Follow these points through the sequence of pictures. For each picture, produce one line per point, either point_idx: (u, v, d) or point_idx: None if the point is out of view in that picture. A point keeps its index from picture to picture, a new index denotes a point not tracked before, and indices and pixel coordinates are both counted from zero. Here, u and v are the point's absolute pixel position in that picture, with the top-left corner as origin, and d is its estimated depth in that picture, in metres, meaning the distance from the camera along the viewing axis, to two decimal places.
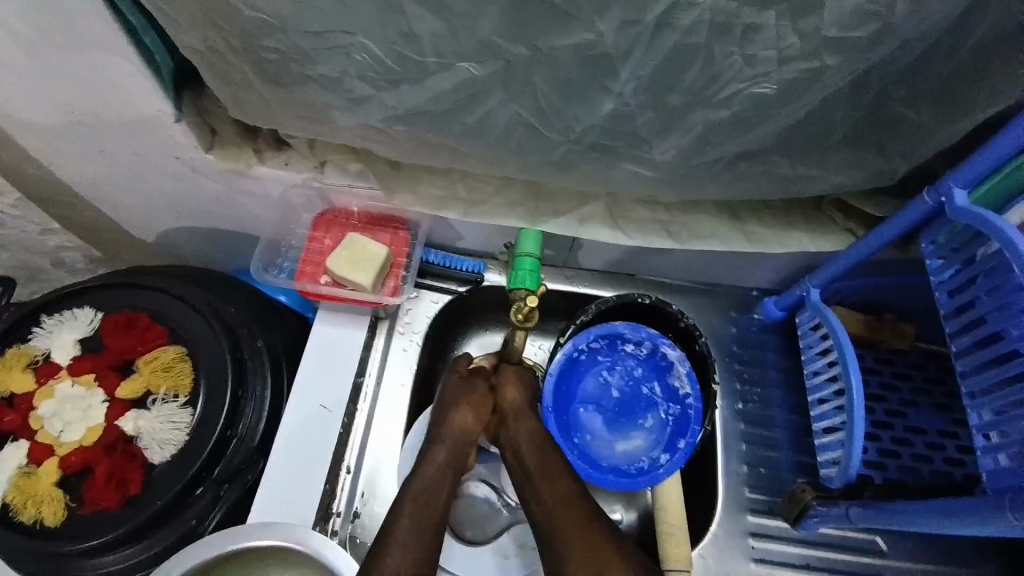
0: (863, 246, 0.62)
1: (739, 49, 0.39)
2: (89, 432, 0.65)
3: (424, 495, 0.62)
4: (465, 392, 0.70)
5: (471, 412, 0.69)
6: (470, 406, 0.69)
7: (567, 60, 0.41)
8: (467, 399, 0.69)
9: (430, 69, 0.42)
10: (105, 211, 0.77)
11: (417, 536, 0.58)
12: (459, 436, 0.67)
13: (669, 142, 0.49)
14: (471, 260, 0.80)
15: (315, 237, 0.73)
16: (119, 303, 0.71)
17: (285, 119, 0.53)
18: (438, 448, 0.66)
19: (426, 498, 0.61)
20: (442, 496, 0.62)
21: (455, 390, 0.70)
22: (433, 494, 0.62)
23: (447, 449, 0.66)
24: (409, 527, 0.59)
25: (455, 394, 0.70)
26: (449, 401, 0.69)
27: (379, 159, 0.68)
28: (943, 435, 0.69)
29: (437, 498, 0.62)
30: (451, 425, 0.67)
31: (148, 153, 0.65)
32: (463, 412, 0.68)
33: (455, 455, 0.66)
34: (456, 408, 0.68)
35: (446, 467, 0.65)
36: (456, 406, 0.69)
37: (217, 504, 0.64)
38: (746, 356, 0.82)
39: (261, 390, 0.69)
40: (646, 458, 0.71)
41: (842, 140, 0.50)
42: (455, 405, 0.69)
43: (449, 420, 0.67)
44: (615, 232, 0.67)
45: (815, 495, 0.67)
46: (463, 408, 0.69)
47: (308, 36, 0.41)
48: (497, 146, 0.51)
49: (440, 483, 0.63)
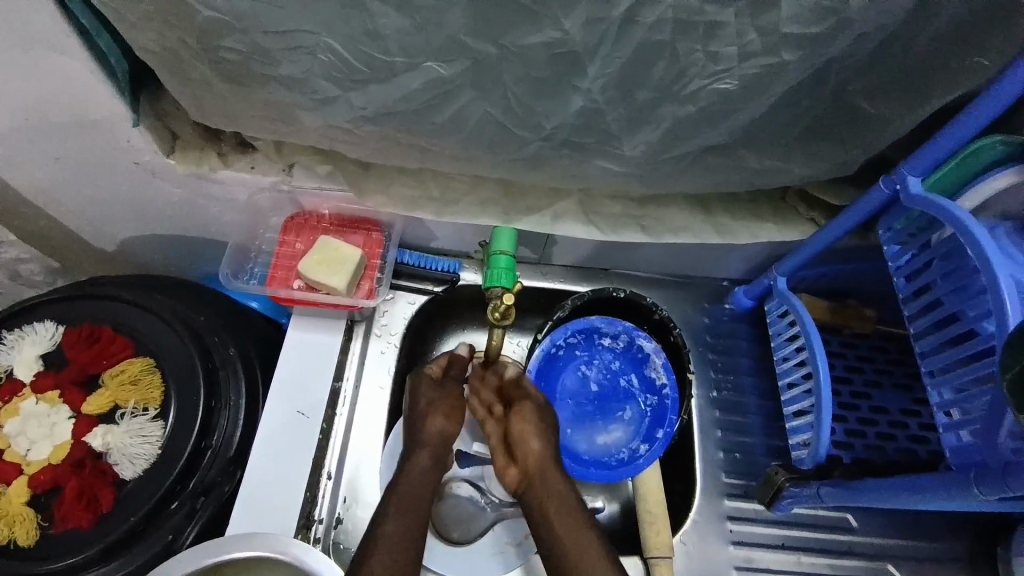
0: (825, 236, 0.64)
1: (703, 45, 0.40)
2: (56, 450, 0.63)
3: (409, 496, 0.61)
4: (442, 396, 0.68)
5: (448, 416, 0.67)
6: (445, 409, 0.67)
7: (534, 59, 0.41)
8: (443, 403, 0.67)
9: (398, 69, 0.42)
10: (63, 220, 0.75)
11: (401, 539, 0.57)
12: (437, 440, 0.65)
13: (640, 136, 0.49)
14: (446, 260, 0.79)
15: (286, 241, 0.72)
16: (82, 315, 0.69)
17: (250, 122, 0.52)
18: (420, 453, 0.64)
19: (412, 500, 0.60)
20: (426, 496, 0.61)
21: (431, 395, 0.68)
22: (417, 496, 0.61)
23: (428, 450, 0.64)
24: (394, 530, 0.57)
25: (432, 398, 0.67)
26: (426, 405, 0.67)
27: (349, 160, 0.68)
28: (906, 413, 0.72)
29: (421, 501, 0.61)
30: (432, 430, 0.65)
31: (107, 158, 0.63)
32: (443, 416, 0.66)
33: (437, 457, 0.64)
34: (435, 413, 0.66)
35: (430, 469, 0.63)
36: (434, 411, 0.67)
37: (194, 516, 0.63)
38: (719, 346, 0.84)
39: (234, 400, 0.67)
40: (626, 449, 0.72)
41: (802, 130, 0.52)
42: (431, 409, 0.67)
43: (428, 424, 0.66)
44: (588, 228, 0.68)
45: (789, 476, 0.68)
46: (438, 412, 0.66)
47: (270, 35, 0.40)
48: (468, 145, 0.51)
49: (423, 484, 0.62)
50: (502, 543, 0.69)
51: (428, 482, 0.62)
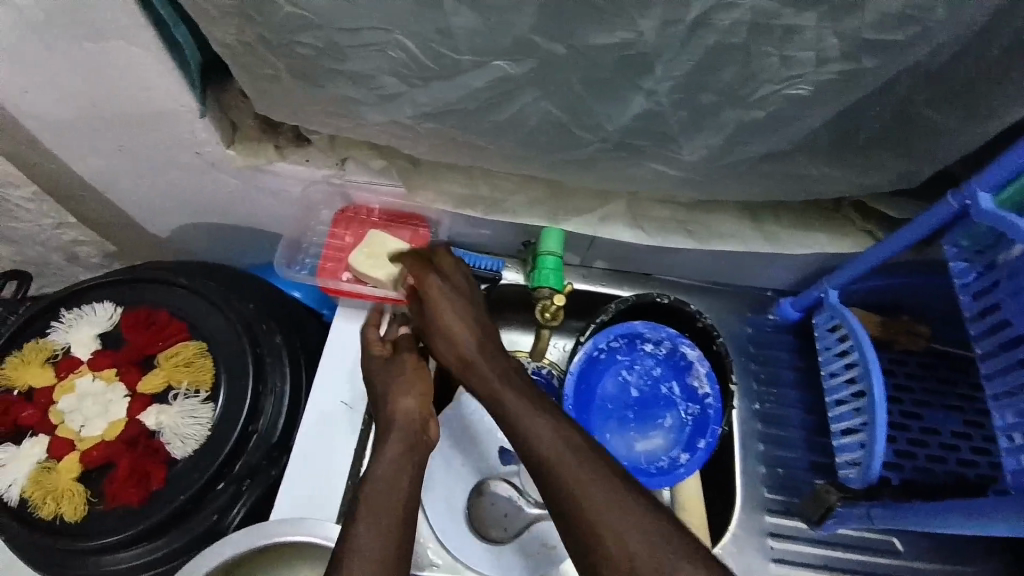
0: (880, 252, 0.63)
1: (777, 49, 0.39)
2: (110, 427, 0.66)
3: (379, 492, 0.58)
4: (400, 375, 0.67)
5: (412, 394, 0.65)
6: (406, 390, 0.66)
7: (602, 59, 0.40)
8: (402, 382, 0.66)
9: (464, 66, 0.42)
10: (123, 207, 0.78)
11: (381, 539, 0.54)
12: (407, 423, 0.64)
13: (700, 140, 0.48)
14: (490, 258, 0.78)
15: (336, 233, 0.73)
16: (139, 298, 0.71)
17: (311, 116, 0.53)
18: (389, 443, 0.62)
19: (382, 498, 0.57)
20: (401, 488, 0.59)
21: (388, 378, 0.67)
22: (389, 490, 0.58)
23: (396, 439, 0.62)
24: (370, 533, 0.54)
25: (388, 380, 0.67)
26: (386, 391, 0.66)
27: (401, 157, 0.69)
28: (957, 436, 0.70)
29: (398, 494, 0.58)
30: (397, 412, 0.64)
31: (168, 147, 0.65)
32: (405, 396, 0.65)
33: (406, 443, 0.62)
34: (397, 396, 0.65)
35: (401, 457, 0.61)
36: (394, 393, 0.65)
37: (239, 499, 0.65)
38: (761, 356, 0.82)
39: (280, 386, 0.69)
40: (666, 457, 0.71)
41: (867, 138, 0.50)
42: (393, 394, 0.65)
43: (394, 408, 0.64)
44: (635, 231, 0.67)
45: (840, 496, 0.68)
46: (401, 395, 0.65)
47: (344, 33, 0.41)
48: (523, 144, 0.51)
49: (396, 476, 0.60)
50: (538, 545, 0.68)
51: (400, 474, 0.60)
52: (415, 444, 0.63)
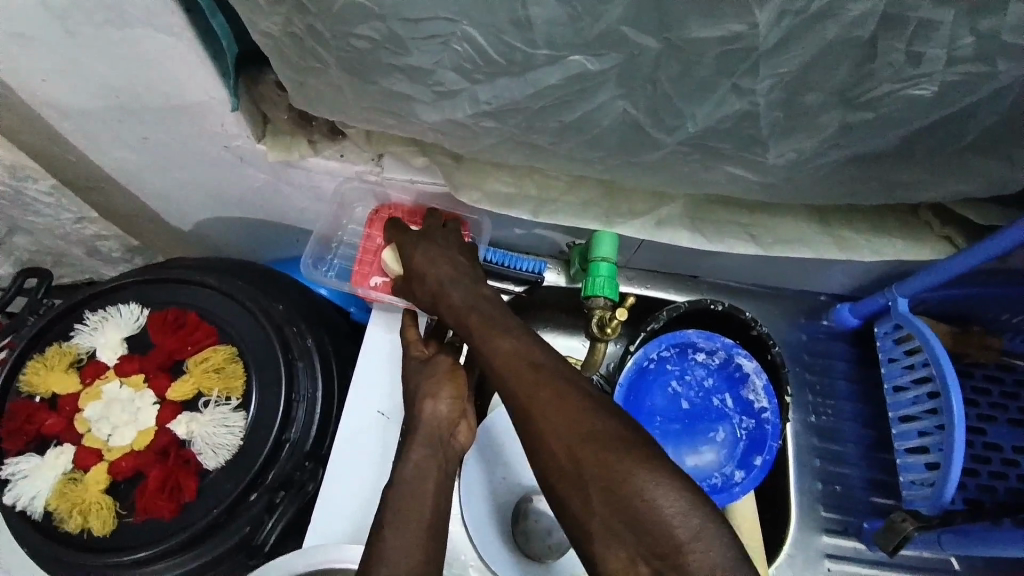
0: (963, 262, 0.58)
1: (905, 46, 0.34)
2: (139, 436, 0.63)
3: (407, 492, 0.54)
4: (432, 374, 0.63)
5: (445, 397, 0.61)
6: (438, 389, 0.61)
7: (700, 55, 0.36)
8: (432, 380, 0.62)
9: (538, 62, 0.38)
10: (145, 199, 0.74)
11: (405, 542, 0.50)
12: (436, 425, 0.59)
13: (789, 143, 0.43)
14: (531, 260, 0.73)
15: (370, 235, 0.69)
16: (165, 299, 0.68)
17: (356, 112, 0.48)
18: (415, 445, 0.57)
19: (411, 500, 0.53)
20: (429, 491, 0.55)
21: (417, 377, 0.63)
22: (418, 491, 0.54)
23: (422, 442, 0.58)
24: (393, 535, 0.50)
25: (419, 379, 0.63)
26: (416, 389, 0.62)
27: (442, 152, 0.62)
28: (1019, 452, 0.67)
29: (423, 498, 0.54)
30: (424, 415, 0.60)
31: (196, 140, 0.61)
32: (432, 398, 0.61)
33: (434, 447, 0.58)
34: (426, 397, 0.61)
35: (427, 460, 0.57)
36: (423, 394, 0.61)
37: (275, 510, 0.62)
38: (815, 365, 0.78)
39: (312, 393, 0.65)
40: (718, 474, 0.67)
41: (973, 144, 0.45)
42: (423, 395, 0.61)
43: (423, 410, 0.60)
44: (694, 236, 0.63)
45: (918, 526, 0.62)
46: (430, 397, 0.61)
47: (406, 23, 0.36)
48: (592, 145, 0.46)
49: (423, 479, 0.55)
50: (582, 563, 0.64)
51: (426, 477, 0.55)
52: (443, 448, 0.58)
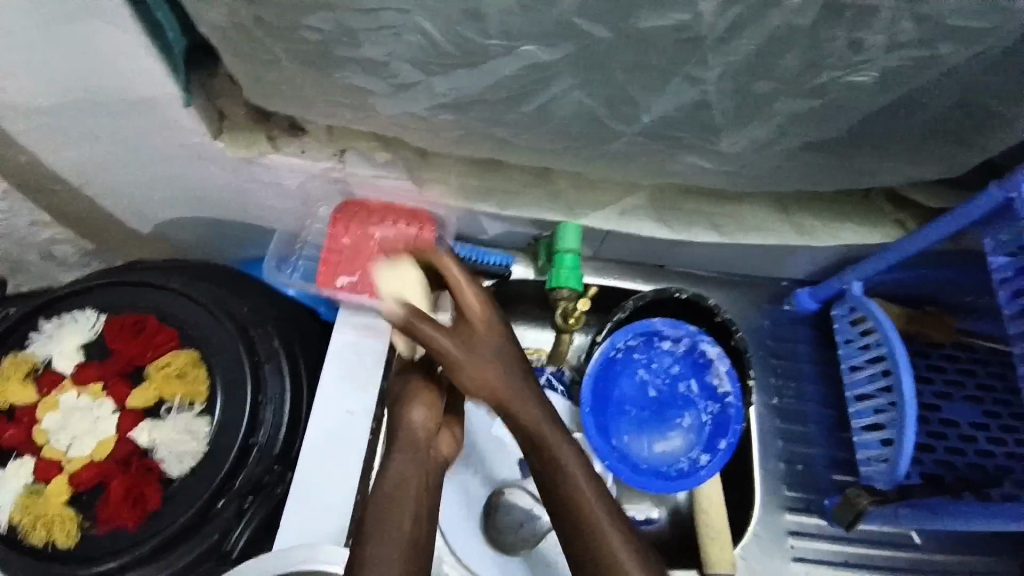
0: (913, 245, 0.60)
1: (847, 33, 0.35)
2: (99, 446, 0.61)
3: (388, 505, 0.52)
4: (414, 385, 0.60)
5: (426, 411, 0.59)
6: (423, 404, 0.59)
7: (652, 45, 0.36)
8: (417, 395, 0.60)
9: (491, 53, 0.38)
10: (107, 203, 0.72)
11: (393, 550, 0.50)
12: (417, 440, 0.58)
13: (743, 133, 0.44)
14: (497, 253, 0.75)
15: (332, 233, 0.67)
16: (124, 303, 0.66)
17: (312, 104, 0.47)
18: (398, 454, 0.56)
19: (394, 510, 0.52)
20: (410, 504, 0.53)
21: (400, 386, 0.61)
22: (399, 502, 0.53)
23: (403, 452, 0.56)
24: (380, 543, 0.50)
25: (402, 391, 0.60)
26: (399, 398, 0.60)
27: (406, 147, 0.63)
28: (976, 427, 0.69)
29: (405, 502, 0.53)
30: (406, 425, 0.58)
31: (152, 139, 0.59)
32: (415, 408, 0.59)
33: (418, 462, 0.56)
34: (410, 404, 0.59)
35: (411, 474, 0.55)
36: (406, 403, 0.59)
37: (244, 517, 0.61)
38: (780, 350, 0.80)
39: (279, 395, 0.64)
40: (685, 458, 0.69)
41: (920, 131, 0.46)
42: (406, 403, 0.59)
43: (408, 419, 0.58)
44: (658, 226, 0.64)
45: (872, 500, 0.67)
46: (414, 407, 0.59)
47: (356, 14, 0.36)
48: (553, 137, 0.47)
49: (406, 492, 0.54)
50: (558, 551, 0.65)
51: (410, 487, 0.54)
52: (423, 454, 0.57)
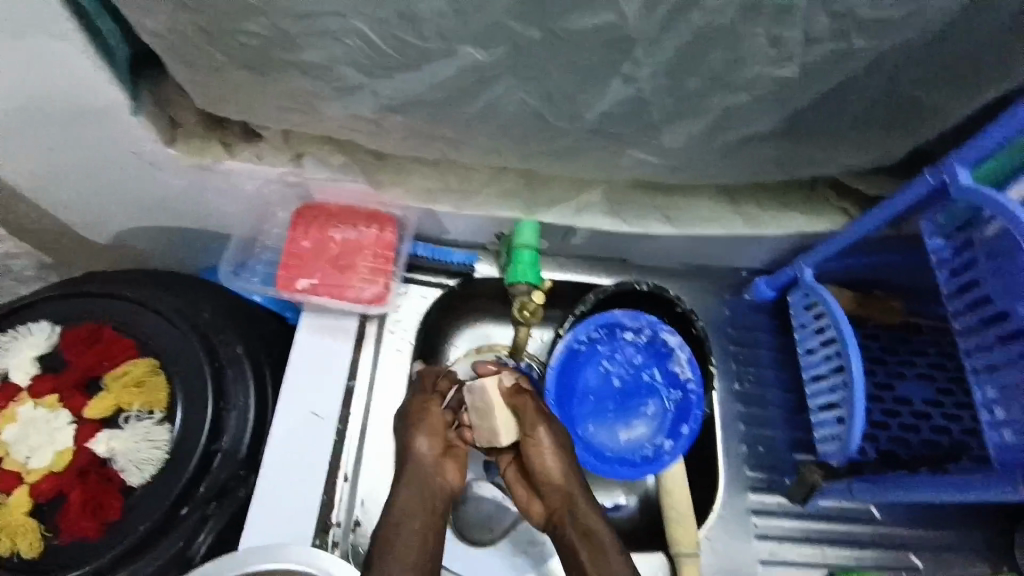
0: (856, 231, 0.62)
1: (766, 30, 0.37)
2: (59, 457, 0.60)
3: (396, 524, 0.57)
4: (428, 416, 0.64)
5: (434, 438, 0.63)
6: (434, 433, 0.63)
7: (583, 44, 0.37)
8: (430, 424, 0.63)
9: (430, 55, 0.39)
10: (63, 215, 0.70)
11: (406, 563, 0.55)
12: (427, 468, 0.61)
13: (682, 128, 0.46)
14: (463, 252, 0.77)
15: (293, 237, 0.68)
16: (81, 314, 0.65)
17: (262, 109, 0.48)
18: (405, 481, 0.60)
19: (402, 527, 0.57)
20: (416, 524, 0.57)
21: (415, 414, 0.64)
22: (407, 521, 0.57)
23: (409, 480, 0.60)
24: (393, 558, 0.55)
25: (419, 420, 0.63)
26: (413, 425, 0.63)
27: (362, 150, 0.63)
28: (928, 405, 0.71)
29: (413, 524, 0.57)
30: (417, 452, 0.62)
31: (103, 150, 0.59)
32: (428, 437, 0.62)
33: (424, 486, 0.60)
34: (423, 432, 0.62)
35: (418, 499, 0.59)
36: (419, 431, 0.62)
37: (207, 522, 0.61)
38: (740, 337, 0.82)
39: (243, 400, 0.65)
40: (649, 445, 0.71)
41: (852, 122, 0.48)
42: (419, 430, 0.62)
43: (419, 445, 0.62)
44: (614, 220, 0.65)
45: (823, 475, 0.67)
46: (423, 433, 0.62)
47: (292, 18, 0.37)
48: (499, 136, 0.48)
49: (415, 513, 0.58)
50: (526, 542, 0.67)
51: (415, 512, 0.58)
52: (428, 487, 0.60)
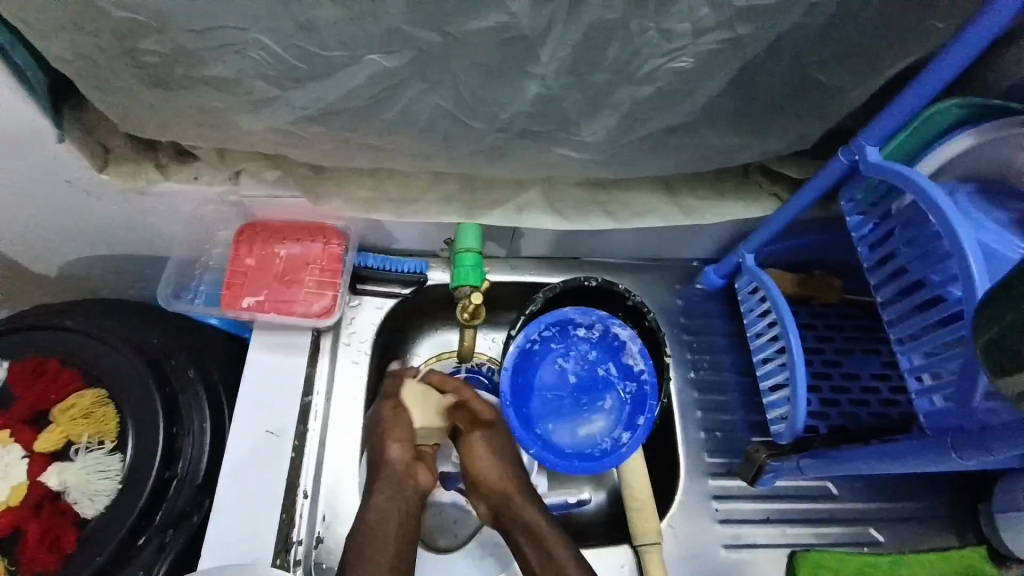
0: (789, 210, 0.63)
1: (655, 23, 0.39)
2: (14, 491, 0.58)
3: (368, 533, 0.60)
4: (399, 422, 0.66)
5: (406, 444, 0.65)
6: (405, 439, 0.65)
7: (481, 45, 0.39)
8: (400, 430, 0.65)
9: (338, 63, 0.40)
10: (7, 249, 0.69)
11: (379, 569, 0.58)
12: (399, 474, 0.64)
13: (598, 122, 0.47)
14: (413, 260, 0.77)
15: (236, 256, 0.68)
16: (28, 347, 0.64)
17: (185, 128, 0.48)
18: (377, 491, 0.63)
19: (376, 538, 0.60)
20: (389, 529, 0.61)
21: (385, 423, 0.66)
22: (379, 528, 0.61)
23: (382, 487, 0.63)
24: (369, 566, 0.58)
25: (388, 426, 0.65)
26: (383, 432, 0.65)
27: (298, 163, 0.63)
28: (876, 378, 0.73)
29: (385, 531, 0.61)
30: (388, 458, 0.64)
31: (33, 181, 0.58)
32: (399, 442, 0.65)
33: (395, 489, 0.63)
34: (393, 438, 0.65)
35: (389, 505, 0.62)
36: (390, 438, 0.65)
37: (164, 550, 0.60)
38: (694, 326, 0.84)
39: (197, 425, 0.64)
40: (608, 438, 0.71)
41: (762, 106, 0.50)
42: (388, 435, 0.65)
43: (388, 452, 0.64)
44: (555, 217, 0.66)
45: (769, 453, 0.70)
46: (394, 440, 0.65)
47: (191, 34, 0.38)
48: (423, 141, 0.49)
49: (387, 519, 0.61)
50: (490, 545, 0.70)
51: (387, 520, 0.61)
52: (401, 490, 0.63)
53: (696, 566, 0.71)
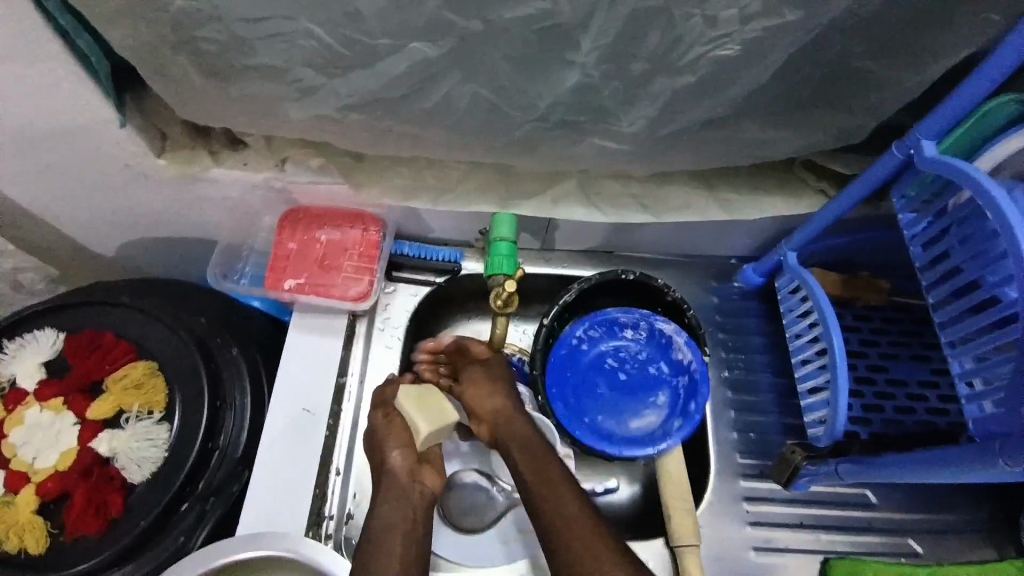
0: (834, 208, 0.61)
1: (699, 10, 0.38)
2: (63, 457, 0.63)
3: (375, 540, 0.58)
4: (393, 428, 0.65)
5: (405, 446, 0.64)
6: (403, 443, 0.64)
7: (522, 33, 0.40)
8: (396, 436, 0.64)
9: (381, 52, 0.41)
10: (70, 229, 0.73)
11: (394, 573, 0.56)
12: (401, 481, 0.62)
13: (636, 112, 0.47)
14: (447, 249, 0.78)
15: (280, 240, 0.70)
16: (84, 322, 0.68)
17: (236, 116, 0.50)
18: (385, 498, 0.61)
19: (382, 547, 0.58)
20: (395, 538, 0.58)
21: (381, 431, 0.65)
22: (385, 536, 0.58)
23: (388, 496, 0.61)
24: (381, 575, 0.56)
25: (384, 434, 0.65)
26: (382, 440, 0.64)
27: (341, 153, 0.65)
28: (922, 385, 0.70)
29: (391, 545, 0.58)
30: (390, 464, 0.63)
31: (97, 166, 0.61)
32: (397, 448, 0.63)
33: (400, 496, 0.61)
34: (391, 445, 0.64)
35: (394, 514, 0.60)
36: (389, 444, 0.64)
37: (204, 519, 0.62)
38: (729, 325, 0.82)
39: (240, 400, 0.67)
40: (659, 430, 0.70)
41: (809, 97, 0.49)
42: (386, 443, 0.64)
43: (389, 459, 0.63)
44: (591, 210, 0.66)
45: (805, 455, 0.68)
46: (393, 446, 0.64)
47: (244, 23, 0.39)
48: (461, 130, 0.49)
49: (393, 527, 0.59)
50: (518, 529, 0.70)
51: (394, 528, 0.59)
52: (407, 496, 0.61)
53: (722, 565, 0.71)
